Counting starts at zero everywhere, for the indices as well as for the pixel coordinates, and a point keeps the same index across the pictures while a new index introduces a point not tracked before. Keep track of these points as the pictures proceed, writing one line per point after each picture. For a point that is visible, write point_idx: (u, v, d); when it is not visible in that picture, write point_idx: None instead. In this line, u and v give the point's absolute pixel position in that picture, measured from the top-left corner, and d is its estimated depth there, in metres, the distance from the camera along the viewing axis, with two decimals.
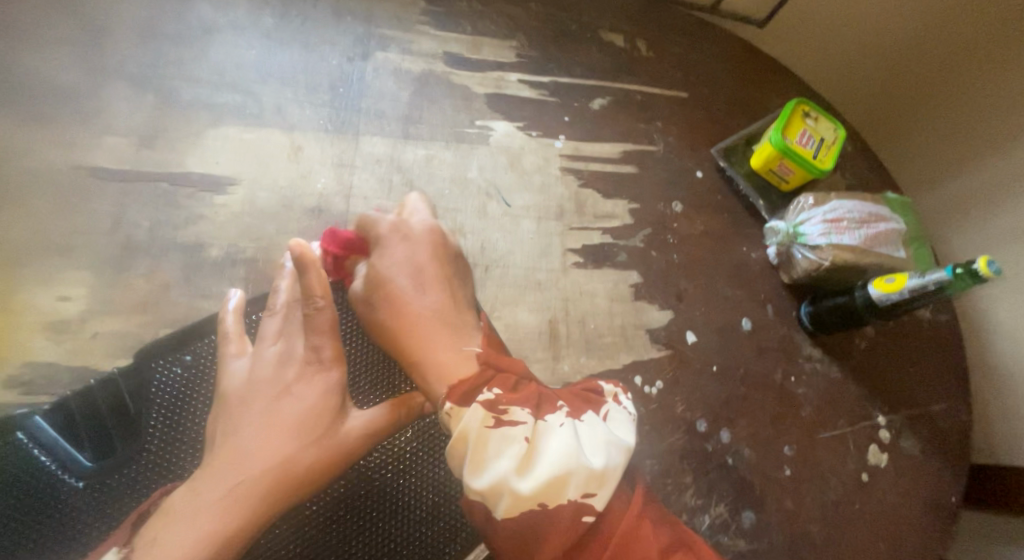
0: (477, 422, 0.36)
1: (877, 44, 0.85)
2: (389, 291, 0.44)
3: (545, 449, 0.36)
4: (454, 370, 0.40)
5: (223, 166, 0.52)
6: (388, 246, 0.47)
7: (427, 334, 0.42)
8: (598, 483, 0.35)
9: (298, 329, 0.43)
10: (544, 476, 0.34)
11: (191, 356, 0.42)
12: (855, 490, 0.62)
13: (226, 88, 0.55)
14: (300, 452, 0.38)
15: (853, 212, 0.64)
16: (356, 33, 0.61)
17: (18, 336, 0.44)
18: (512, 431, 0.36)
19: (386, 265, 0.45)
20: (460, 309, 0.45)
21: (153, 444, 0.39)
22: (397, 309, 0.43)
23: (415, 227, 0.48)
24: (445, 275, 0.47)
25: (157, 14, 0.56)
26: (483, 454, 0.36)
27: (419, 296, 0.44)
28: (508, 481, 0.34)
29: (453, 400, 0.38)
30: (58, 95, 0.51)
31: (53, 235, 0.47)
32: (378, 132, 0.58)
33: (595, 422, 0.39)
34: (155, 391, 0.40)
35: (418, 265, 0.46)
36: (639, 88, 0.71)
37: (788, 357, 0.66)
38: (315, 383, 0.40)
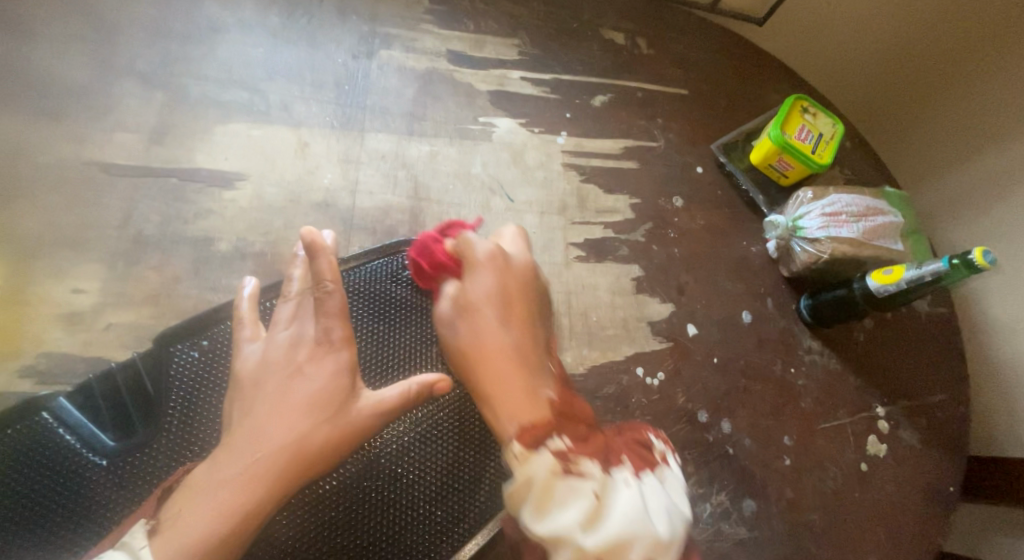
0: (546, 469, 0.36)
1: (876, 39, 0.86)
2: (472, 320, 0.44)
3: (611, 508, 0.35)
4: (528, 411, 0.40)
5: (232, 162, 0.53)
6: (479, 274, 0.46)
7: (506, 366, 0.42)
8: (663, 551, 0.34)
9: (306, 313, 0.43)
10: (611, 533, 0.33)
11: (207, 342, 0.44)
12: (854, 479, 0.63)
13: (234, 86, 0.56)
14: (312, 429, 0.38)
15: (851, 206, 0.65)
16: (361, 32, 0.62)
17: (31, 327, 0.45)
18: (580, 484, 0.36)
19: (474, 292, 0.45)
20: (539, 347, 0.45)
21: (172, 425, 0.41)
22: (478, 337, 0.43)
23: (511, 259, 0.47)
24: (529, 311, 0.46)
25: (166, 14, 0.56)
26: (549, 501, 0.35)
27: (501, 328, 0.44)
28: (573, 535, 0.33)
29: (523, 442, 0.38)
30: (70, 92, 0.52)
31: (65, 228, 0.48)
32: (382, 128, 0.59)
33: (658, 492, 0.38)
34: (174, 375, 0.42)
35: (508, 297, 0.45)
36: (639, 85, 0.72)
37: (788, 349, 0.67)
38: (326, 364, 0.40)
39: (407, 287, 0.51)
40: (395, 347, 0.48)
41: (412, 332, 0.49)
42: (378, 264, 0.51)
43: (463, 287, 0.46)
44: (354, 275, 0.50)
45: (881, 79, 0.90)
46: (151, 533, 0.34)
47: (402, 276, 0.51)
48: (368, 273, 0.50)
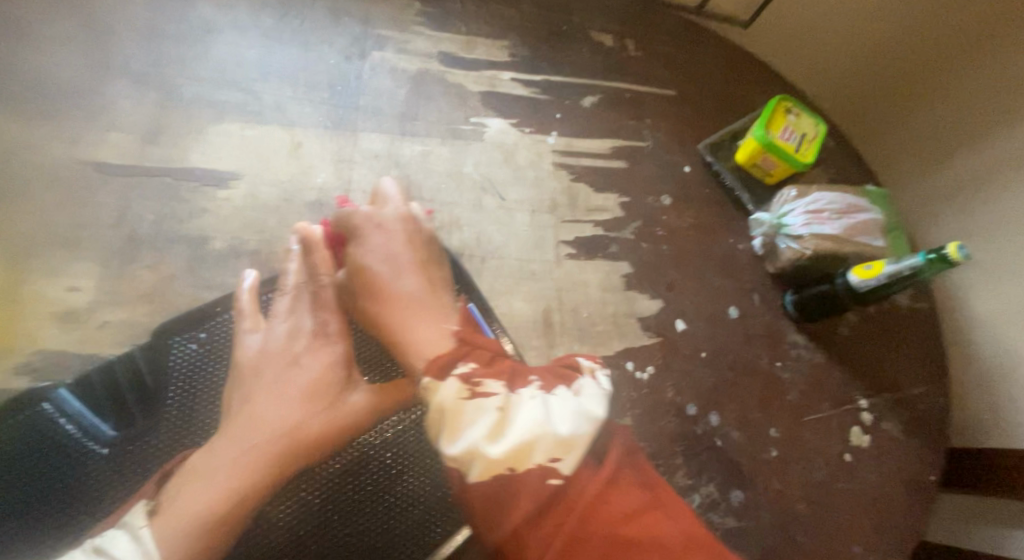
0: (452, 395, 0.37)
1: (857, 44, 0.89)
2: (370, 279, 0.45)
3: (515, 420, 0.35)
4: (432, 346, 0.41)
5: (226, 161, 0.54)
6: (366, 236, 0.47)
7: (407, 314, 0.43)
8: (563, 448, 0.34)
9: (304, 305, 0.46)
10: (512, 441, 0.34)
11: (204, 334, 0.44)
12: (838, 470, 0.65)
13: (228, 86, 0.56)
14: (309, 419, 0.40)
15: (833, 203, 0.67)
16: (353, 33, 0.62)
17: (27, 325, 0.45)
18: (485, 401, 0.36)
19: (365, 253, 0.46)
20: (438, 287, 0.46)
21: (171, 414, 0.41)
22: (376, 295, 0.44)
23: (391, 214, 0.49)
24: (423, 258, 0.47)
25: (159, 15, 0.57)
26: (457, 424, 0.36)
27: (394, 280, 0.45)
28: (478, 448, 0.34)
29: (430, 374, 0.39)
30: (62, 92, 0.52)
31: (59, 227, 0.48)
32: (375, 129, 0.60)
33: (572, 393, 0.38)
34: (173, 366, 0.43)
35: (395, 252, 0.46)
36: (628, 86, 0.73)
37: (774, 344, 0.68)
38: (322, 354, 0.43)
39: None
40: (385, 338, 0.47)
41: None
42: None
43: (354, 251, 0.47)
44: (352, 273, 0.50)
45: (862, 82, 0.92)
46: (151, 512, 0.34)
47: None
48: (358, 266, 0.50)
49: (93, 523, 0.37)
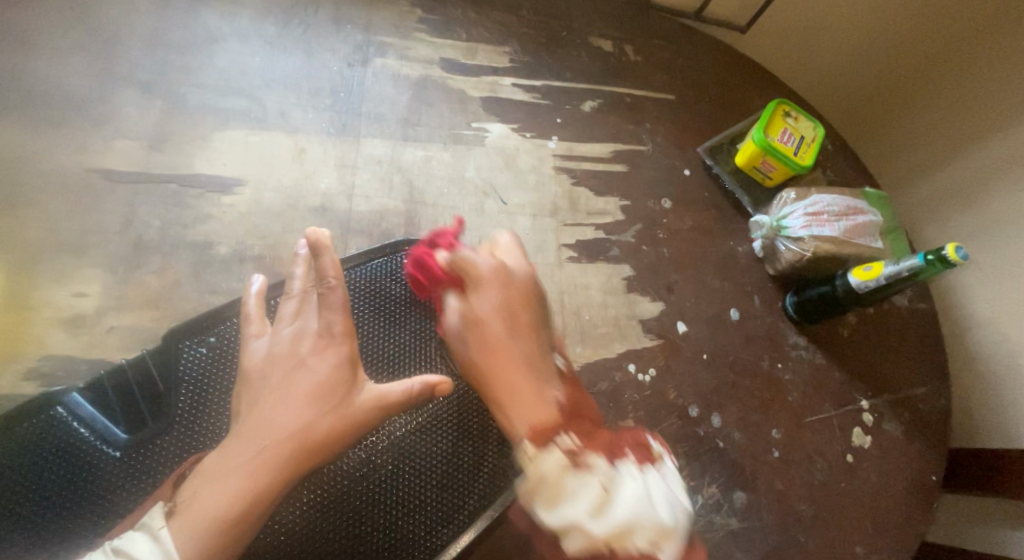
0: (558, 467, 0.38)
1: (857, 48, 0.88)
2: (481, 333, 0.44)
3: (619, 499, 0.37)
4: (537, 413, 0.41)
5: (230, 168, 0.54)
6: (482, 289, 0.46)
7: (517, 376, 0.43)
8: (662, 540, 0.36)
9: (312, 307, 0.44)
10: (617, 523, 0.36)
11: (214, 338, 0.44)
12: (841, 470, 0.65)
13: (231, 94, 0.57)
14: (318, 419, 0.39)
15: (832, 205, 0.67)
16: (355, 40, 0.63)
17: (35, 331, 0.46)
18: (588, 477, 0.38)
19: (478, 306, 0.45)
20: (543, 350, 0.46)
21: (182, 418, 0.41)
22: (489, 348, 0.44)
23: (513, 272, 0.47)
24: (534, 321, 0.46)
25: (164, 24, 0.58)
26: (560, 495, 0.37)
27: (510, 339, 0.44)
28: (581, 523, 0.36)
29: (532, 441, 0.39)
30: (69, 101, 0.53)
31: (67, 233, 0.49)
32: (377, 134, 0.60)
33: (660, 478, 0.41)
34: (183, 370, 0.43)
35: (511, 308, 0.46)
36: (628, 90, 0.74)
37: (775, 345, 0.69)
38: (328, 356, 0.41)
39: (404, 284, 0.52)
40: (393, 345, 0.49)
41: (412, 329, 0.50)
42: (380, 263, 0.52)
43: (468, 301, 0.46)
44: (356, 274, 0.51)
45: (863, 86, 0.92)
46: (168, 513, 0.35)
47: (400, 274, 0.52)
48: (369, 272, 0.51)
49: (106, 526, 0.37)
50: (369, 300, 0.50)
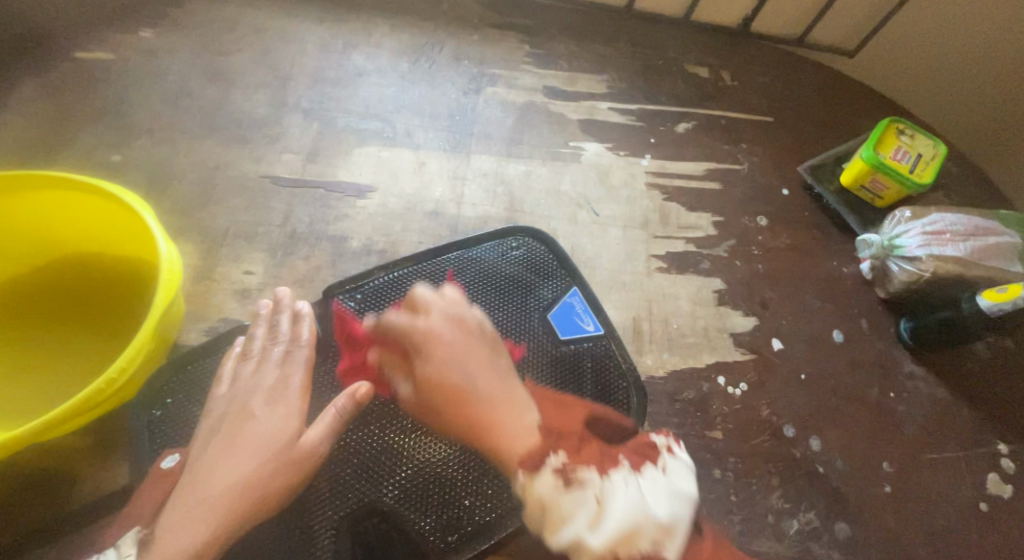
0: (550, 488, 0.36)
1: (995, 65, 0.81)
2: (445, 389, 0.41)
3: (615, 504, 0.35)
4: (522, 438, 0.39)
5: (364, 177, 0.63)
6: (423, 346, 0.43)
7: (494, 411, 0.40)
8: (664, 534, 0.34)
9: (271, 360, 0.44)
10: (616, 527, 0.34)
11: (359, 297, 0.51)
12: (972, 518, 0.58)
13: (370, 118, 0.67)
14: (262, 467, 0.39)
15: (956, 224, 0.63)
16: (471, 72, 0.72)
17: (216, 299, 0.53)
18: (584, 493, 0.35)
19: (432, 375, 0.41)
20: (506, 376, 0.43)
21: (339, 357, 0.48)
22: (454, 410, 0.40)
23: (439, 329, 0.43)
24: (491, 358, 0.43)
25: (324, 65, 0.69)
26: (559, 519, 0.35)
27: (478, 385, 0.41)
28: (583, 538, 0.34)
29: (524, 472, 0.37)
30: (249, 120, 0.64)
31: (243, 224, 0.58)
32: (486, 151, 0.68)
33: (657, 478, 0.38)
34: (337, 320, 0.49)
35: (464, 359, 0.42)
36: (723, 114, 0.76)
37: (886, 373, 0.65)
38: (277, 408, 0.42)
39: (513, 264, 0.56)
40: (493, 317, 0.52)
41: (514, 304, 0.53)
42: (457, 254, 0.55)
43: (418, 357, 0.43)
44: (444, 263, 0.54)
45: (1003, 107, 0.84)
46: (139, 542, 0.37)
47: (509, 254, 0.56)
48: (465, 258, 0.55)
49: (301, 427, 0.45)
50: (475, 276, 0.54)
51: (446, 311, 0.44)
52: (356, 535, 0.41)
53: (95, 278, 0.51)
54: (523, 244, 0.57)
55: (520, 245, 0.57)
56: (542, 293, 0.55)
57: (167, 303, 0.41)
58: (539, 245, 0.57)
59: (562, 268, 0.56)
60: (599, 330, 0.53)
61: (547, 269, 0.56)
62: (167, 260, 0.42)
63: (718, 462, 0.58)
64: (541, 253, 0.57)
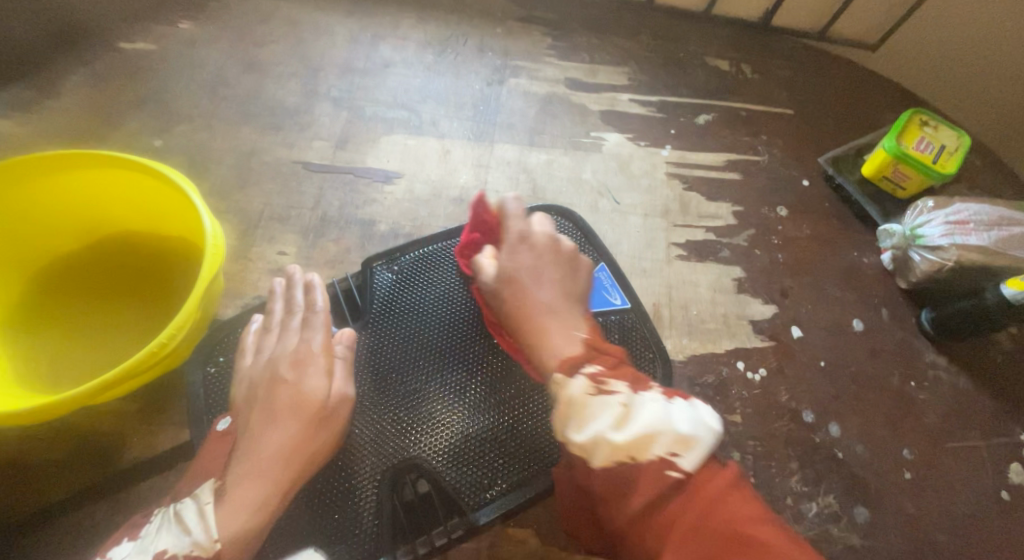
0: (579, 389, 0.37)
1: (1019, 57, 0.81)
2: (512, 290, 0.42)
3: (639, 413, 0.35)
4: (566, 348, 0.40)
5: (392, 164, 0.65)
6: (511, 247, 0.44)
7: (548, 322, 0.41)
8: (684, 445, 0.33)
9: (292, 328, 0.44)
10: (635, 431, 0.34)
11: (397, 267, 0.52)
12: (993, 507, 0.58)
13: (397, 107, 0.69)
14: (302, 432, 0.40)
15: (979, 215, 0.63)
16: (495, 64, 0.74)
17: (252, 279, 0.56)
18: (610, 398, 0.36)
19: (511, 265, 0.43)
20: (575, 293, 0.44)
21: (379, 325, 0.49)
22: (519, 301, 0.42)
23: (534, 233, 0.45)
24: (565, 276, 0.44)
25: (354, 56, 0.71)
26: (583, 415, 0.36)
27: (541, 289, 0.42)
28: (604, 436, 0.34)
29: (562, 371, 0.38)
30: (282, 108, 0.66)
31: (276, 207, 0.60)
32: (509, 140, 0.69)
33: (687, 405, 0.36)
34: (377, 290, 0.51)
35: (541, 264, 0.44)
36: (743, 106, 0.77)
37: (907, 362, 0.65)
38: (303, 373, 0.42)
39: None
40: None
41: None
42: None
43: (503, 255, 0.44)
44: None
45: None
46: (215, 491, 0.38)
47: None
48: None
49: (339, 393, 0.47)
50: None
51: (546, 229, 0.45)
52: (397, 488, 0.43)
53: (139, 256, 0.54)
54: (551, 223, 0.59)
55: (548, 224, 0.59)
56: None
57: (212, 275, 0.42)
58: (565, 222, 0.59)
59: (589, 244, 0.58)
60: (626, 303, 0.55)
61: (575, 245, 0.58)
62: (212, 237, 0.44)
63: (737, 444, 0.58)
64: (567, 230, 0.59)
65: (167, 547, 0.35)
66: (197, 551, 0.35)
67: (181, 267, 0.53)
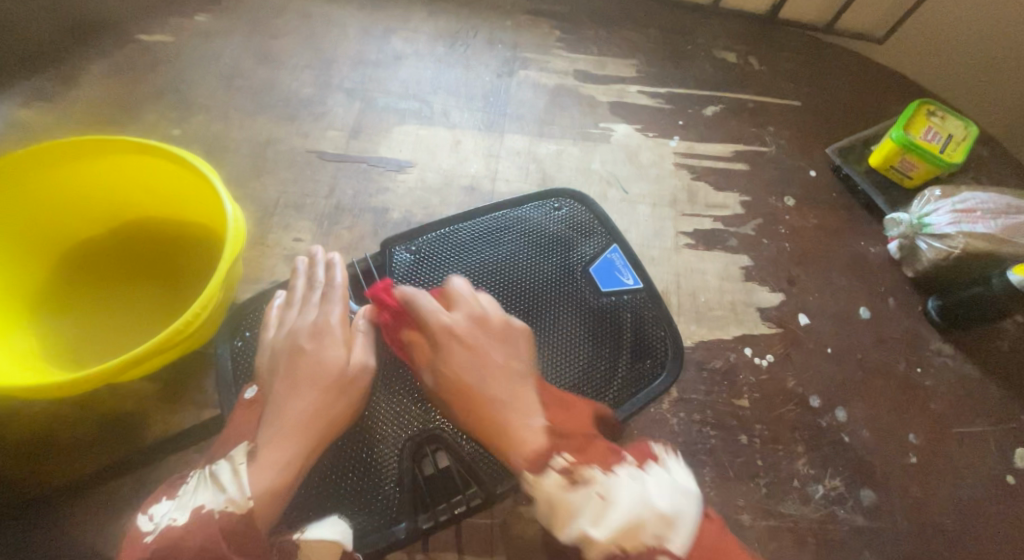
0: (553, 488, 0.39)
1: None
2: (459, 389, 0.45)
3: (617, 499, 0.37)
4: (529, 443, 0.42)
5: (404, 153, 0.66)
6: (444, 348, 0.47)
7: (508, 415, 0.44)
8: (668, 525, 0.36)
9: (312, 303, 0.47)
10: (618, 520, 0.36)
11: (415, 248, 0.55)
12: (998, 491, 0.59)
13: (409, 98, 0.70)
14: (325, 397, 0.43)
15: (986, 203, 0.64)
16: (505, 56, 0.75)
17: (269, 264, 0.57)
18: (586, 489, 0.38)
19: (450, 370, 0.46)
20: (521, 373, 0.46)
21: None
22: (470, 404, 0.45)
23: (460, 327, 0.47)
24: (506, 359, 0.47)
25: (366, 48, 0.72)
26: (565, 513, 0.38)
27: (485, 384, 0.45)
28: (588, 530, 0.37)
29: (530, 470, 0.40)
30: (296, 99, 0.67)
31: (291, 195, 0.61)
32: (519, 131, 0.71)
33: (660, 479, 0.39)
34: (397, 270, 0.54)
35: (479, 360, 0.46)
36: (751, 97, 0.78)
37: (913, 349, 0.65)
38: (323, 343, 0.45)
39: (556, 224, 0.59)
40: (539, 270, 0.56)
41: (559, 259, 0.57)
42: (504, 212, 0.59)
43: (435, 355, 0.47)
44: (490, 220, 0.58)
45: None
46: (249, 453, 0.40)
47: (552, 214, 0.59)
48: (515, 215, 0.59)
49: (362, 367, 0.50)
50: (520, 232, 0.58)
51: (469, 310, 0.48)
52: (416, 459, 0.46)
53: (164, 242, 0.55)
54: (566, 205, 0.61)
55: (562, 206, 0.60)
56: (583, 250, 0.58)
57: (235, 255, 0.43)
58: (579, 205, 0.61)
59: (602, 227, 0.60)
60: (637, 283, 0.57)
61: (589, 228, 0.59)
62: (234, 220, 0.45)
63: (744, 428, 0.59)
64: (582, 214, 0.60)
65: (205, 503, 0.37)
66: (232, 507, 0.37)
67: (205, 253, 0.54)
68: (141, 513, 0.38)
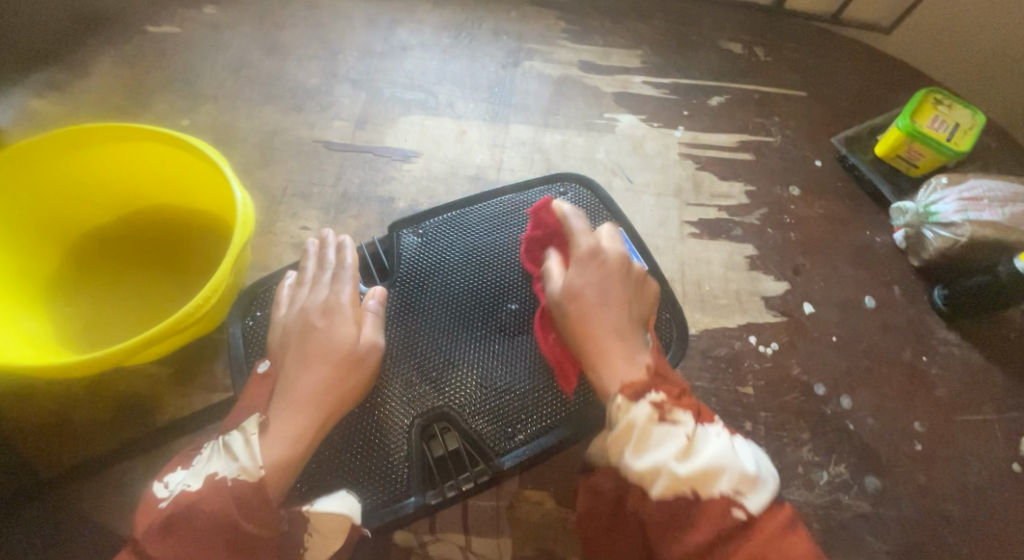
0: (644, 417, 0.40)
1: None
2: (581, 306, 0.47)
3: (702, 447, 0.39)
4: (628, 374, 0.44)
5: (410, 143, 0.66)
6: (582, 266, 0.48)
7: (614, 345, 0.45)
8: (748, 485, 0.37)
9: (323, 282, 0.48)
10: (700, 463, 0.38)
11: (422, 231, 0.56)
12: (1004, 479, 0.59)
13: (414, 89, 0.70)
14: (336, 372, 0.43)
15: (993, 191, 0.64)
16: (510, 47, 0.76)
17: (276, 252, 0.57)
18: (674, 428, 0.40)
19: (580, 284, 0.48)
20: (638, 317, 0.48)
21: (405, 286, 0.53)
22: (587, 320, 0.46)
23: (607, 253, 0.49)
24: (631, 300, 0.48)
25: (372, 39, 0.73)
26: (648, 442, 0.39)
27: (605, 312, 0.47)
28: (668, 464, 0.38)
29: (625, 395, 0.42)
30: (303, 90, 0.68)
31: (299, 185, 0.62)
32: (524, 121, 0.71)
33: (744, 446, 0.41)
34: (402, 253, 0.54)
35: (608, 285, 0.48)
36: (756, 88, 0.78)
37: (918, 337, 0.65)
38: (335, 320, 0.45)
39: None
40: None
41: None
42: (509, 196, 0.59)
43: (570, 271, 0.49)
44: (495, 204, 0.58)
45: None
46: (261, 424, 0.41)
47: (557, 198, 0.59)
48: (520, 199, 0.59)
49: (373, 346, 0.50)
50: (527, 214, 0.58)
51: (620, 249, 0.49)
52: (425, 438, 0.46)
53: (173, 230, 0.56)
54: (570, 190, 0.60)
55: (567, 190, 0.60)
56: None
57: (244, 241, 0.43)
58: (584, 190, 0.60)
59: (607, 210, 0.59)
60: (644, 267, 0.56)
61: (594, 212, 0.59)
62: (242, 206, 0.45)
63: (748, 415, 0.59)
64: (585, 200, 0.60)
65: (219, 471, 0.38)
66: (243, 475, 0.38)
67: (213, 241, 0.55)
68: (158, 480, 0.39)
